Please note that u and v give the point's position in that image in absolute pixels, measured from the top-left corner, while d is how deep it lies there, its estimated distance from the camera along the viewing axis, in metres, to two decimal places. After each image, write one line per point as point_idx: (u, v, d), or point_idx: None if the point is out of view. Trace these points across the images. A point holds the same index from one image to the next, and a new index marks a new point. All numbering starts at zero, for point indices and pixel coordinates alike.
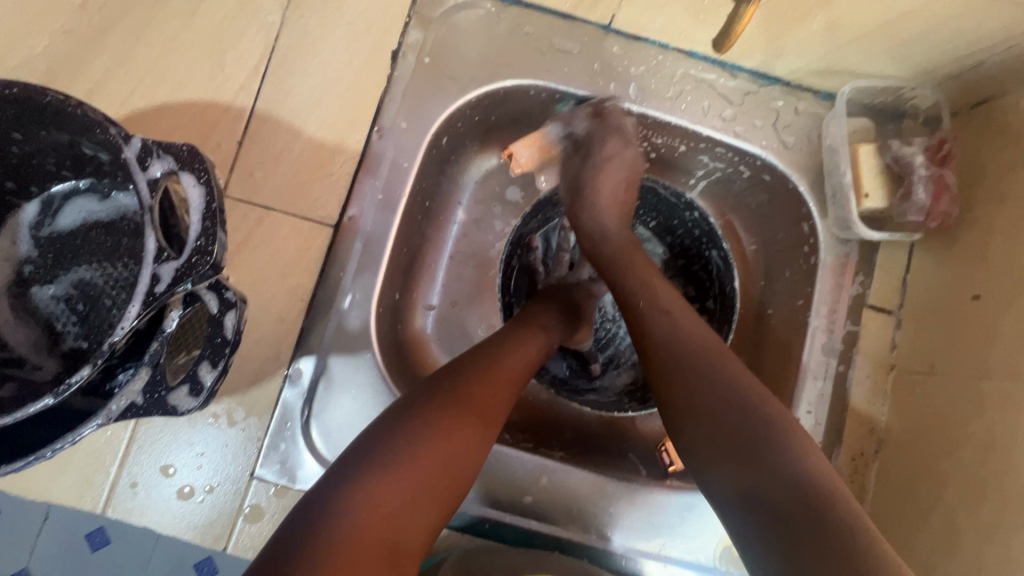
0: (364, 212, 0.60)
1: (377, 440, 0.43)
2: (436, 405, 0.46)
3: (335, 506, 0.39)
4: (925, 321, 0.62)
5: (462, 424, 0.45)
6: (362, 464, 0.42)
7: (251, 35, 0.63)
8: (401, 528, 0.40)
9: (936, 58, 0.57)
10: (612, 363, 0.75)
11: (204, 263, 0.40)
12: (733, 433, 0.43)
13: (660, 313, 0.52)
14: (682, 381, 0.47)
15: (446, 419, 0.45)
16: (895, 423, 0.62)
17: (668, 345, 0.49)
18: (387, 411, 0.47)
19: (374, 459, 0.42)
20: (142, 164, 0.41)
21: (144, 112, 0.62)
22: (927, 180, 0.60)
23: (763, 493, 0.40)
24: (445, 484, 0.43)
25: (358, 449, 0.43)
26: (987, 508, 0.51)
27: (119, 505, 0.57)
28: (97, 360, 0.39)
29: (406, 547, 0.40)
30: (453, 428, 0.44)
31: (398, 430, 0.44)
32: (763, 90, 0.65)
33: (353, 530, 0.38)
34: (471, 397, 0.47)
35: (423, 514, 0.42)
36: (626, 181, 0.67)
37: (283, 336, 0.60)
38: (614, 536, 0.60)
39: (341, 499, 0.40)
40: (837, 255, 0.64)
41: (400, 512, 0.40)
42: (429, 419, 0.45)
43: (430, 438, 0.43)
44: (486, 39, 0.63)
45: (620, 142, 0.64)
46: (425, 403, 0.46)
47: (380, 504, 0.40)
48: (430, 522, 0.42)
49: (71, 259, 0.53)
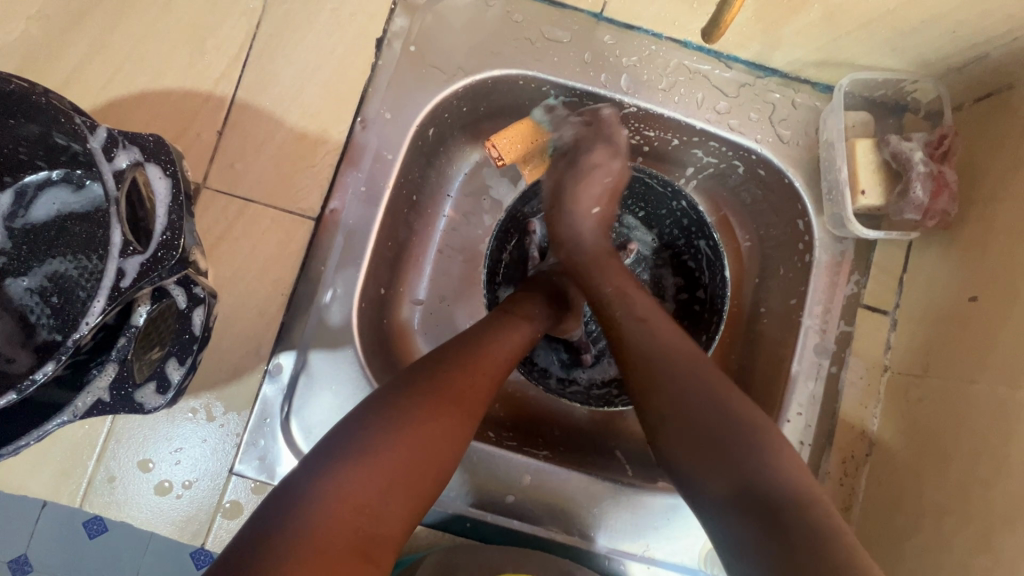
0: (347, 205, 0.59)
1: (352, 429, 0.42)
2: (414, 395, 0.44)
3: (306, 499, 0.38)
4: (921, 322, 0.60)
5: (441, 414, 0.44)
6: (335, 454, 0.40)
7: (232, 21, 0.61)
8: (375, 520, 0.39)
9: (939, 49, 0.55)
10: (605, 354, 0.71)
11: (170, 257, 0.40)
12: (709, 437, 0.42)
13: (638, 321, 0.51)
14: (659, 386, 0.46)
15: (424, 408, 0.44)
16: (887, 424, 0.61)
17: (644, 353, 0.48)
18: (364, 401, 0.45)
19: (349, 449, 0.40)
20: (107, 155, 0.40)
21: (123, 100, 0.60)
22: (926, 177, 0.57)
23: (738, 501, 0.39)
24: (422, 476, 0.42)
25: (333, 439, 0.42)
26: (979, 514, 0.50)
27: (96, 499, 0.57)
28: (60, 358, 0.38)
29: (380, 539, 0.39)
30: (430, 418, 0.43)
31: (374, 420, 0.42)
32: (759, 82, 0.63)
33: (325, 521, 0.37)
34: (451, 386, 0.46)
35: (399, 505, 0.40)
36: (610, 190, 0.65)
37: (264, 330, 0.59)
38: (598, 536, 0.59)
39: (313, 490, 0.38)
40: (832, 253, 0.62)
41: (374, 504, 0.39)
42: (406, 409, 0.43)
43: (406, 428, 0.42)
44: (472, 27, 0.61)
45: (607, 151, 0.64)
46: (402, 393, 0.44)
47: (353, 495, 0.38)
48: (406, 515, 0.41)
49: (45, 251, 0.52)
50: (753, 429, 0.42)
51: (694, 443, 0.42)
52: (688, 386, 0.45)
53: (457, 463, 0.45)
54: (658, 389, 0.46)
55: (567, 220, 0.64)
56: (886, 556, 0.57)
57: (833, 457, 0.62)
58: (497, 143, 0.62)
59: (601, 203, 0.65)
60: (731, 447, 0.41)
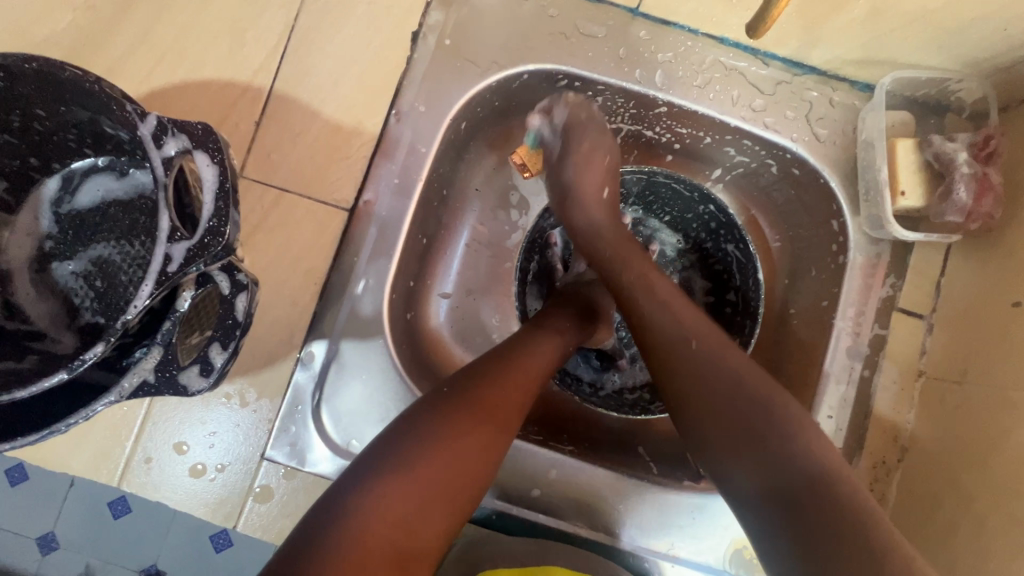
0: (380, 197, 0.59)
1: (390, 443, 0.43)
2: (449, 410, 0.45)
3: (346, 511, 0.39)
4: (958, 329, 0.59)
5: (475, 430, 0.44)
6: (373, 467, 0.41)
7: (271, 14, 0.62)
8: (412, 533, 0.39)
9: (987, 48, 0.53)
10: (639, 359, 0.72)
11: (216, 244, 0.40)
12: (734, 424, 0.43)
13: (657, 304, 0.52)
14: (686, 373, 0.47)
15: (459, 422, 0.44)
16: (921, 431, 0.60)
17: (669, 341, 0.49)
18: (399, 415, 0.46)
19: (387, 462, 0.41)
20: (156, 142, 0.41)
21: (164, 90, 0.61)
22: (969, 178, 0.56)
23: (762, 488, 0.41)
24: (457, 490, 0.42)
25: (372, 451, 0.43)
26: (1016, 521, 0.49)
27: (133, 479, 0.58)
28: (111, 338, 0.39)
29: (416, 551, 0.39)
30: (465, 432, 0.44)
31: (411, 434, 0.43)
32: (796, 81, 0.62)
33: (364, 534, 0.38)
34: (485, 402, 0.46)
35: (434, 518, 0.41)
36: (610, 169, 0.62)
37: (296, 319, 0.60)
38: (622, 533, 0.59)
39: (353, 501, 0.39)
40: (867, 255, 0.61)
41: (410, 518, 0.39)
42: (441, 424, 0.44)
43: (441, 443, 0.42)
44: (507, 22, 0.61)
45: (596, 132, 0.61)
46: (437, 408, 0.45)
47: (390, 509, 0.39)
48: (443, 528, 0.41)
49: (90, 236, 0.54)
50: (781, 416, 0.43)
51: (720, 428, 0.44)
52: (712, 372, 0.46)
53: (491, 477, 0.45)
54: (679, 374, 0.47)
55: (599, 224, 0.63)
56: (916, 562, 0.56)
57: (863, 462, 0.61)
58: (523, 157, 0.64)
59: (608, 183, 0.63)
60: (756, 438, 0.42)
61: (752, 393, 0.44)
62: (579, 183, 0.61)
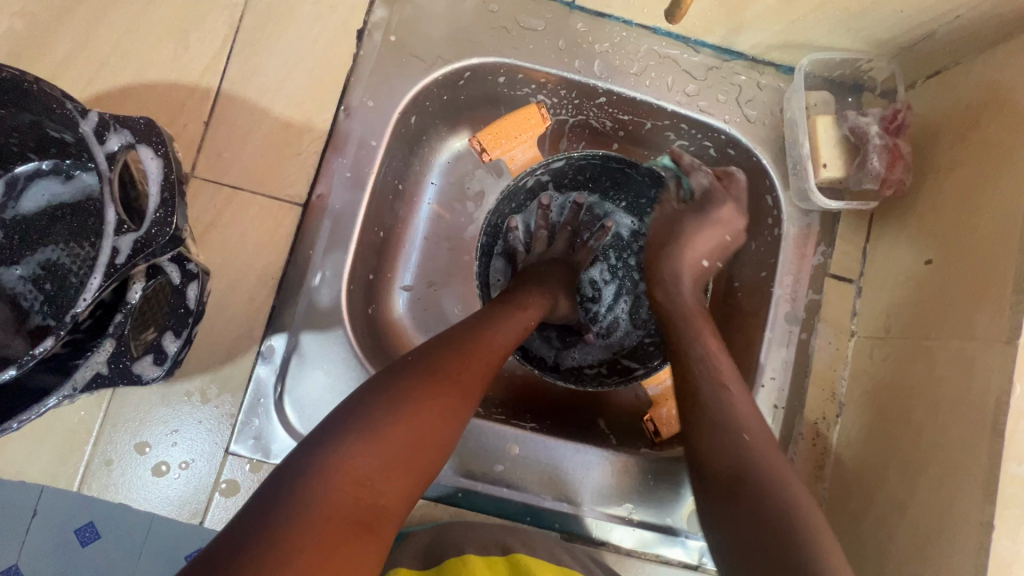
0: (333, 190, 0.61)
1: (356, 408, 0.44)
2: (414, 378, 0.46)
3: (308, 473, 0.40)
4: (882, 290, 0.64)
5: (439, 396, 0.46)
6: (337, 433, 0.43)
7: (216, 15, 0.63)
8: (375, 492, 0.41)
9: (889, 29, 0.59)
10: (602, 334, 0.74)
11: (164, 234, 0.41)
12: (725, 468, 0.44)
13: (706, 348, 0.54)
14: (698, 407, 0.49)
15: (423, 389, 0.46)
16: (855, 387, 0.64)
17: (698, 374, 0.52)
18: (365, 386, 0.48)
19: (353, 425, 0.43)
20: (98, 138, 0.42)
21: (109, 94, 0.62)
22: (882, 150, 0.61)
23: (730, 519, 0.42)
24: (421, 452, 0.44)
25: (337, 419, 0.44)
26: (936, 461, 0.52)
27: (95, 482, 0.58)
28: (60, 333, 0.39)
29: (380, 509, 0.41)
30: (429, 398, 0.45)
31: (376, 401, 0.45)
32: (726, 65, 0.66)
33: (328, 492, 0.39)
34: (448, 370, 0.48)
35: (399, 478, 0.43)
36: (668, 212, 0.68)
37: (255, 314, 0.60)
38: (584, 502, 0.61)
39: (316, 464, 0.41)
40: (799, 226, 0.66)
41: (375, 477, 0.41)
42: (405, 392, 0.45)
43: (405, 408, 0.44)
44: (451, 19, 0.63)
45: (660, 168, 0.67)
46: (402, 377, 0.47)
47: (354, 470, 0.41)
48: (407, 490, 0.43)
49: (38, 239, 0.53)
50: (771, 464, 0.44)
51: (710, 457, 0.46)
52: (731, 419, 0.47)
53: (455, 443, 0.47)
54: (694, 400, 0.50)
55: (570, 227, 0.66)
56: (854, 507, 0.59)
57: (806, 419, 0.65)
58: (481, 138, 0.69)
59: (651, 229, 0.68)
60: (745, 492, 0.42)
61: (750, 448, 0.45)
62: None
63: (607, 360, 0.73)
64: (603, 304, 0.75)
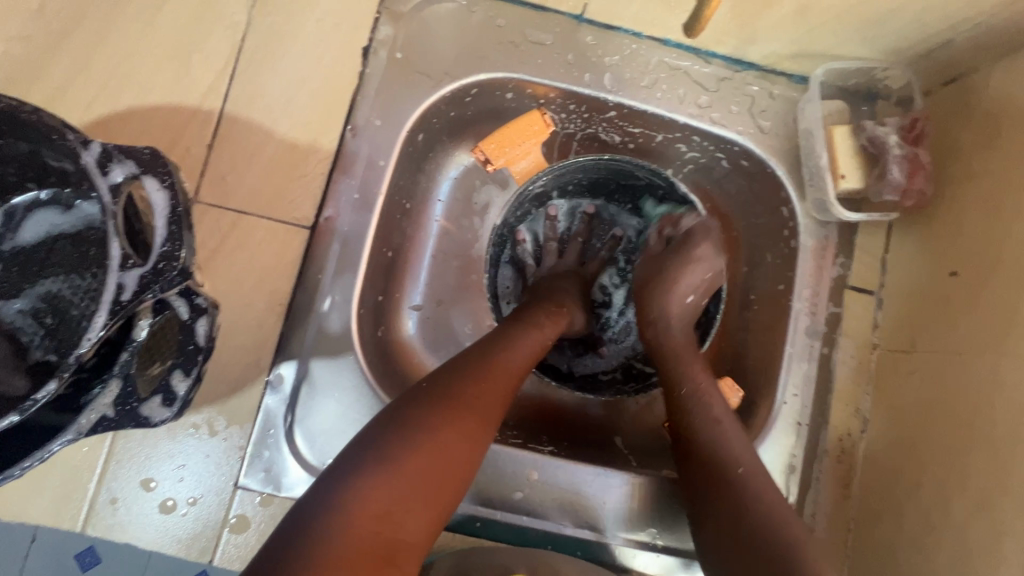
0: (341, 212, 0.59)
1: (372, 439, 0.42)
2: (430, 405, 0.44)
3: (325, 510, 0.38)
4: (904, 302, 0.62)
5: (458, 423, 0.44)
6: (354, 465, 0.41)
7: (217, 36, 0.62)
8: (395, 527, 0.39)
9: (905, 38, 0.58)
10: (613, 340, 0.73)
11: (172, 269, 0.40)
12: (723, 495, 0.49)
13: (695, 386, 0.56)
14: (693, 440, 0.53)
15: (441, 415, 0.44)
16: (880, 401, 0.62)
17: (692, 411, 0.54)
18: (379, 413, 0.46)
19: (370, 457, 0.41)
20: (102, 169, 0.40)
21: (108, 118, 0.60)
22: (901, 159, 0.60)
23: (724, 540, 0.47)
24: (443, 482, 0.42)
25: (353, 449, 0.42)
26: (972, 480, 0.51)
27: (99, 522, 0.56)
28: (63, 374, 0.38)
29: (402, 545, 0.40)
30: (447, 425, 0.44)
31: (394, 430, 0.43)
32: (737, 76, 0.65)
33: (346, 529, 0.38)
34: (466, 392, 0.46)
35: (419, 512, 0.41)
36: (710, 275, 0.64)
37: (263, 341, 0.59)
38: (607, 528, 0.60)
39: (333, 500, 0.39)
40: (817, 238, 0.65)
41: (394, 512, 0.39)
42: (424, 418, 0.44)
43: (423, 437, 0.42)
44: (458, 34, 0.62)
45: (703, 234, 0.64)
46: (419, 404, 0.45)
47: (372, 505, 0.39)
48: (428, 523, 0.41)
49: (37, 272, 0.52)
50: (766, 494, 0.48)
51: (707, 485, 0.50)
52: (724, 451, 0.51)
53: (475, 470, 0.45)
54: (692, 440, 0.53)
55: (656, 298, 0.63)
56: (885, 526, 0.58)
57: (830, 435, 0.63)
58: (484, 148, 0.65)
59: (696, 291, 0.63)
60: (738, 512, 0.47)
61: (750, 478, 0.49)
62: (674, 280, 0.63)
63: (622, 363, 0.73)
64: (616, 309, 0.74)
